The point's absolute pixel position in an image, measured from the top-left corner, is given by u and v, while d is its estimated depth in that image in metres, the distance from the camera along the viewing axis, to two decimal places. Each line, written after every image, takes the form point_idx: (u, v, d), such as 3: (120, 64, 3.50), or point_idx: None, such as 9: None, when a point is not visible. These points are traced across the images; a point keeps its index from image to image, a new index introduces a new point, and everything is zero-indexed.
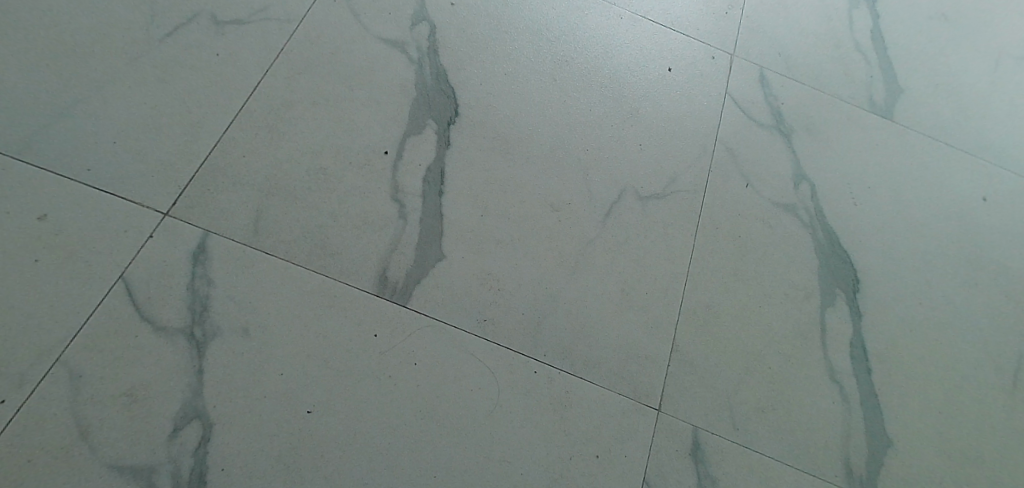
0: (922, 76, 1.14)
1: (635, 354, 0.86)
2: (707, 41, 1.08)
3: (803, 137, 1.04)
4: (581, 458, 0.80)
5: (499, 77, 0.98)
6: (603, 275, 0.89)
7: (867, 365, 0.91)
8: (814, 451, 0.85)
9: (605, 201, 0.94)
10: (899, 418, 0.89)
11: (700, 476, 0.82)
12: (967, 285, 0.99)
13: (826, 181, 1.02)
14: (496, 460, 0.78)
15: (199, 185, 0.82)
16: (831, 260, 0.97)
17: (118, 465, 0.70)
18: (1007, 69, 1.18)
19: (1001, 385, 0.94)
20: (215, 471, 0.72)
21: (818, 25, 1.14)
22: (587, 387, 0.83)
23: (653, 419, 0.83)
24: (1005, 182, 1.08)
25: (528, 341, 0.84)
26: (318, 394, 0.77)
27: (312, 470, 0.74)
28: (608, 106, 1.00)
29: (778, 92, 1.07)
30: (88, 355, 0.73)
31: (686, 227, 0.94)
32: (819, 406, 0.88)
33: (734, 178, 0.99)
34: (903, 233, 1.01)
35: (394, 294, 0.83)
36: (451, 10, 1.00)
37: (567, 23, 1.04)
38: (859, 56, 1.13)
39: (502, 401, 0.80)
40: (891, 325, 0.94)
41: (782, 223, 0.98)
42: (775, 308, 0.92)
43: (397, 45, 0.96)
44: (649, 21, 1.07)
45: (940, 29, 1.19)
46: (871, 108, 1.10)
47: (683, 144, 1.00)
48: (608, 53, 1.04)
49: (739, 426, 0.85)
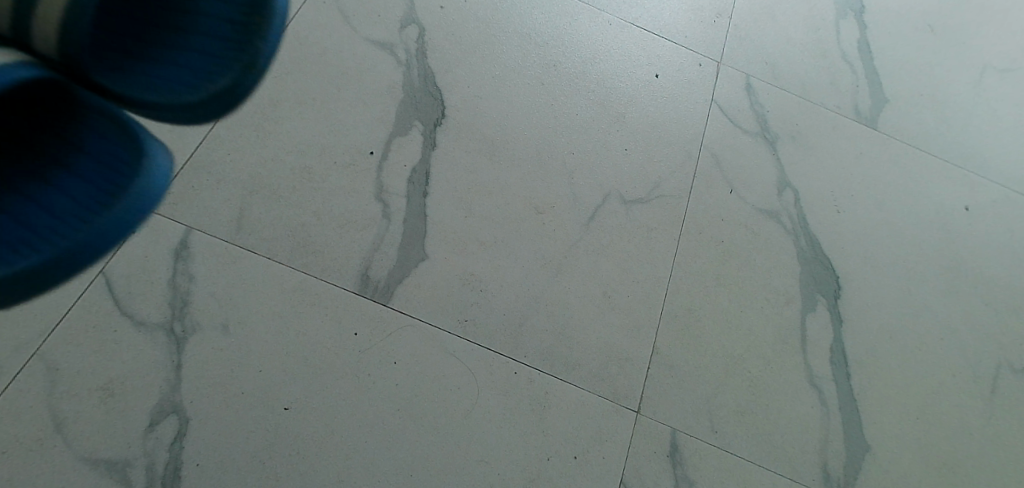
0: (908, 86, 1.15)
1: (615, 357, 0.86)
2: (695, 49, 1.09)
3: (788, 144, 1.05)
4: (559, 459, 0.81)
5: (486, 80, 0.99)
6: (584, 278, 0.90)
7: (846, 370, 0.92)
8: (791, 455, 0.86)
9: (590, 204, 0.94)
10: (877, 424, 0.90)
11: (677, 478, 0.82)
12: (947, 293, 1.00)
13: (810, 189, 1.03)
14: (474, 460, 0.79)
15: (183, 181, 0.83)
16: (813, 266, 0.97)
17: (94, 458, 0.71)
18: (990, 81, 1.19)
19: (980, 393, 0.95)
20: (191, 466, 0.72)
21: (805, 35, 1.15)
22: (566, 388, 0.84)
23: (631, 421, 0.84)
24: (988, 192, 1.09)
25: (508, 341, 0.84)
26: (297, 391, 0.77)
27: (289, 467, 0.75)
28: (594, 111, 1.01)
29: (763, 100, 1.08)
30: (65, 348, 0.73)
31: (670, 231, 0.95)
32: (797, 410, 0.88)
33: (718, 184, 1.00)
34: (884, 240, 1.02)
35: (376, 293, 0.83)
36: (441, 13, 1.01)
37: (555, 29, 1.05)
38: (846, 66, 1.14)
39: (481, 401, 0.81)
40: (871, 331, 0.95)
41: (765, 228, 0.98)
42: (756, 313, 0.93)
43: (385, 47, 0.97)
44: (639, 27, 1.08)
45: (927, 41, 1.20)
46: (856, 117, 1.10)
47: (669, 149, 1.01)
48: (596, 58, 1.04)
49: (717, 429, 0.85)
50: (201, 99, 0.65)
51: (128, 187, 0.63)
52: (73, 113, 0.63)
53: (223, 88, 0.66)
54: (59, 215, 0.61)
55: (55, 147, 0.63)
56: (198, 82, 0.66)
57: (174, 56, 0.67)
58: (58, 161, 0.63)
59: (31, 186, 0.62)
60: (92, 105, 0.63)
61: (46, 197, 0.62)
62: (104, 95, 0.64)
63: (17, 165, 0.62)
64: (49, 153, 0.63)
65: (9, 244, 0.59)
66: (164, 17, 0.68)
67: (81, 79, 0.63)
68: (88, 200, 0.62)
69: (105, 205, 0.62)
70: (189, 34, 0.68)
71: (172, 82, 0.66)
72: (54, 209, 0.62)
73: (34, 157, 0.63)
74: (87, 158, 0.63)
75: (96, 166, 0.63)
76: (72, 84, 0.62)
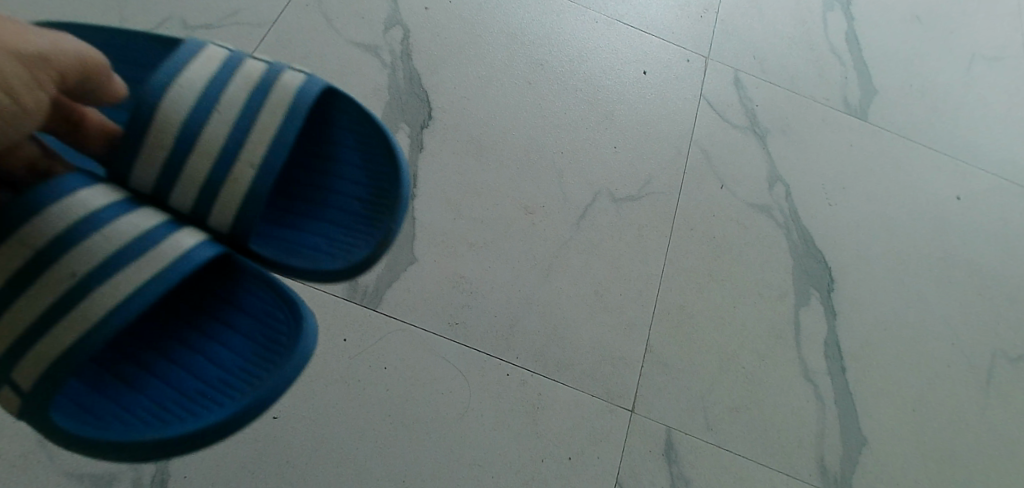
0: (897, 77, 1.15)
1: (608, 356, 0.86)
2: (682, 44, 1.08)
3: (778, 137, 1.05)
4: (552, 461, 0.80)
5: (473, 81, 0.98)
6: (576, 277, 0.89)
7: (841, 364, 0.91)
8: (787, 451, 0.86)
9: (579, 203, 0.94)
10: (873, 417, 0.89)
11: (673, 476, 0.82)
12: (940, 283, 1.00)
13: (801, 182, 1.02)
14: (467, 464, 0.78)
15: None
16: (806, 259, 0.97)
17: (78, 472, 0.70)
18: (979, 71, 1.19)
19: (976, 383, 0.94)
20: (178, 478, 0.72)
21: (793, 29, 1.14)
22: (558, 389, 0.83)
23: (625, 421, 0.83)
24: (980, 181, 1.09)
25: (500, 343, 0.83)
26: (286, 400, 0.76)
27: (279, 476, 0.74)
28: (583, 109, 1.00)
29: (752, 94, 1.07)
30: None
31: (661, 227, 0.94)
32: (793, 405, 0.88)
33: (709, 180, 0.99)
34: (876, 232, 1.01)
35: (365, 298, 0.82)
36: (425, 14, 1.00)
37: (542, 28, 1.04)
38: (834, 58, 1.14)
39: (473, 404, 0.80)
40: (865, 323, 0.95)
41: (757, 223, 0.98)
42: (749, 309, 0.92)
43: (369, 49, 0.96)
44: (625, 24, 1.07)
45: (916, 31, 1.20)
46: (846, 109, 1.10)
47: (658, 145, 1.00)
48: (583, 56, 1.04)
49: (712, 426, 0.85)
50: (344, 266, 0.70)
51: (291, 348, 0.65)
52: (234, 278, 0.69)
53: (359, 259, 0.70)
54: (226, 371, 0.65)
55: (219, 306, 0.68)
56: (337, 255, 0.71)
57: (313, 230, 0.73)
58: (221, 319, 0.68)
59: (214, 349, 0.66)
60: (253, 273, 0.68)
61: (214, 353, 0.66)
62: (268, 264, 0.70)
63: (188, 324, 0.67)
64: (214, 312, 0.68)
65: (190, 400, 0.62)
66: (306, 197, 0.75)
67: (250, 254, 0.70)
68: (255, 357, 0.66)
69: (274, 361, 0.65)
70: (326, 208, 0.74)
71: (318, 250, 0.72)
72: (221, 364, 0.65)
73: (205, 316, 0.68)
74: (247, 315, 0.68)
75: (255, 324, 0.68)
76: (240, 258, 0.69)
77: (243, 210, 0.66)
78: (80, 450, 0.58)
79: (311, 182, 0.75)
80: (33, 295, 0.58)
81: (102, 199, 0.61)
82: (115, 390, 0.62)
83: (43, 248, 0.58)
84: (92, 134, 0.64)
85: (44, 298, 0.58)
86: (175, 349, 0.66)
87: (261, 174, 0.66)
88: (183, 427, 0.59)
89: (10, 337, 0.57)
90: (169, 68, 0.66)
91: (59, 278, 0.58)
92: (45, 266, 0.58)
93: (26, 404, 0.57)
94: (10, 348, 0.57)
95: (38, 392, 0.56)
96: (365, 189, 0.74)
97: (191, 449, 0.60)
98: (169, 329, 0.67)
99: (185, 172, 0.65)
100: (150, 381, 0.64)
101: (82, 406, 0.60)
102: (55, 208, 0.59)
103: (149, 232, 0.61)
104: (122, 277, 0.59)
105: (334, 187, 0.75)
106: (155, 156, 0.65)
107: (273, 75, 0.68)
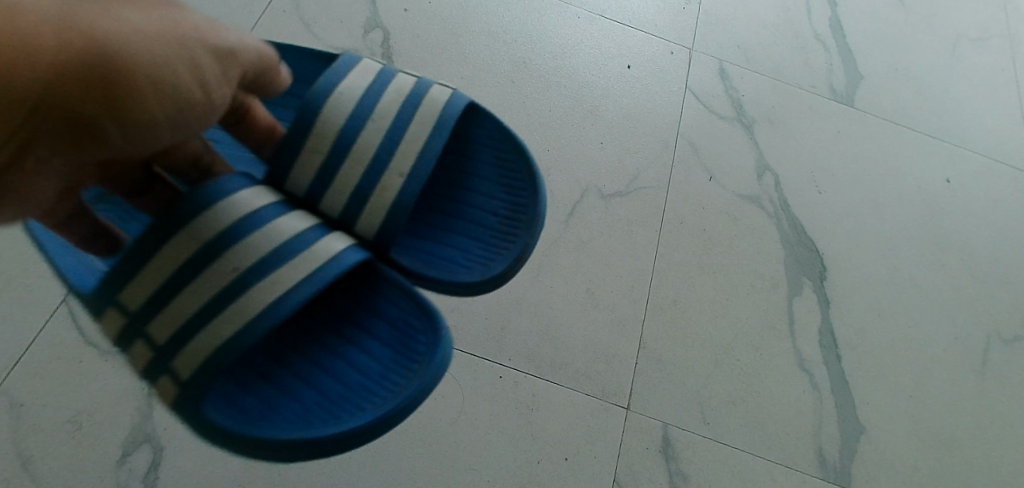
0: (882, 62, 1.14)
1: (603, 354, 0.85)
2: (665, 37, 1.08)
3: (765, 127, 1.04)
4: (549, 462, 0.79)
5: (456, 81, 0.97)
6: (567, 275, 0.88)
7: (836, 352, 0.91)
8: (786, 442, 0.85)
9: (567, 200, 0.93)
10: (870, 404, 0.89)
11: (671, 473, 0.81)
12: (933, 267, 0.99)
13: (790, 171, 1.02)
14: (462, 469, 0.77)
15: None
16: (798, 249, 0.96)
17: None
18: (964, 52, 1.18)
19: (973, 367, 0.94)
20: None
21: (776, 17, 1.14)
22: (553, 389, 0.82)
23: (620, 419, 0.82)
24: (969, 163, 1.08)
25: (492, 345, 0.82)
26: None
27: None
28: (568, 106, 0.99)
29: (737, 84, 1.06)
30: (30, 383, 0.72)
31: (651, 222, 0.94)
32: (790, 396, 0.87)
33: (697, 172, 0.98)
34: (867, 218, 1.01)
35: None
36: (405, 16, 0.99)
37: (523, 25, 1.03)
38: (818, 45, 1.13)
39: (466, 409, 0.79)
40: (859, 311, 0.94)
41: (747, 214, 0.97)
42: (742, 300, 0.91)
43: (349, 53, 0.95)
44: (607, 19, 1.06)
45: (899, 15, 1.19)
46: (832, 96, 1.09)
47: (645, 139, 0.99)
48: (567, 52, 1.03)
49: (709, 421, 0.84)
50: (481, 279, 0.67)
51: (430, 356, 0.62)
52: (372, 284, 0.66)
53: (497, 272, 0.67)
54: (368, 376, 0.62)
55: (356, 310, 0.65)
56: (475, 268, 0.68)
57: (447, 243, 0.70)
58: (359, 323, 0.65)
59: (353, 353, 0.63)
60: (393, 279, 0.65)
61: (353, 358, 0.63)
62: (407, 274, 0.68)
63: (330, 329, 0.64)
64: (350, 316, 0.65)
65: (335, 401, 0.59)
66: (438, 208, 0.72)
67: (390, 263, 0.67)
68: (393, 363, 0.63)
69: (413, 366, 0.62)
70: (460, 221, 0.71)
71: (452, 261, 0.69)
72: (362, 369, 0.62)
73: (342, 319, 0.65)
74: (384, 319, 0.65)
75: (392, 329, 0.65)
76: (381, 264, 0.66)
77: (392, 221, 0.64)
78: (231, 447, 0.55)
79: (443, 194, 0.73)
80: (199, 285, 0.56)
81: (264, 200, 0.59)
82: (260, 388, 0.59)
83: (207, 241, 0.56)
84: (255, 130, 0.63)
85: (210, 290, 0.56)
86: (314, 350, 0.63)
87: (410, 183, 0.64)
88: (335, 428, 0.57)
89: (171, 325, 0.55)
90: (328, 80, 0.65)
91: (223, 272, 0.56)
92: (210, 258, 0.56)
93: (182, 394, 0.54)
94: (173, 335, 0.55)
95: (195, 382, 0.54)
96: (497, 202, 0.72)
97: (340, 451, 0.57)
98: (306, 331, 0.64)
99: (337, 182, 0.63)
100: (293, 382, 0.61)
101: (228, 401, 0.57)
102: (220, 204, 0.57)
103: (305, 234, 0.59)
104: (278, 281, 0.56)
105: (466, 198, 0.72)
106: (313, 160, 0.63)
107: (424, 89, 0.67)
